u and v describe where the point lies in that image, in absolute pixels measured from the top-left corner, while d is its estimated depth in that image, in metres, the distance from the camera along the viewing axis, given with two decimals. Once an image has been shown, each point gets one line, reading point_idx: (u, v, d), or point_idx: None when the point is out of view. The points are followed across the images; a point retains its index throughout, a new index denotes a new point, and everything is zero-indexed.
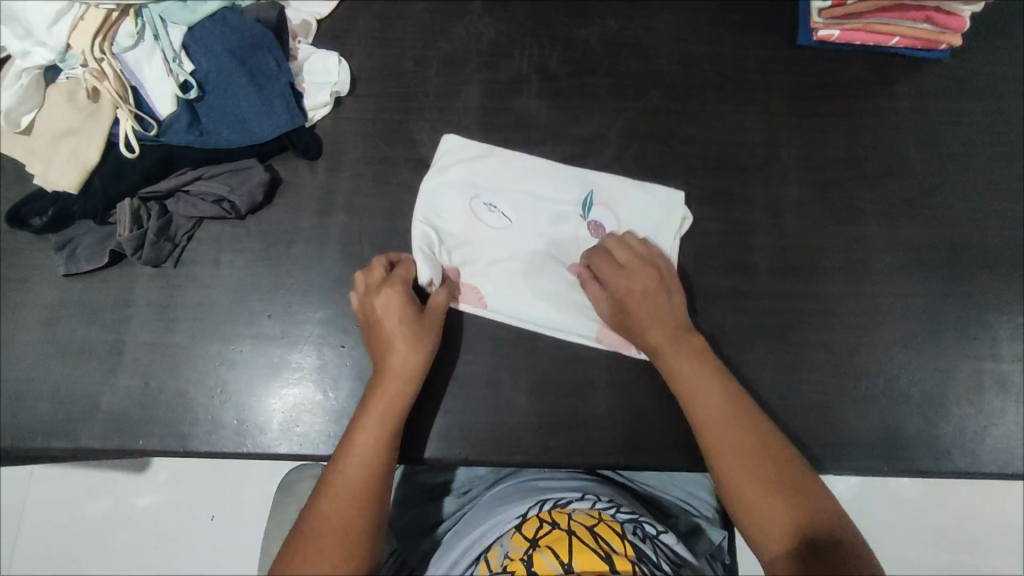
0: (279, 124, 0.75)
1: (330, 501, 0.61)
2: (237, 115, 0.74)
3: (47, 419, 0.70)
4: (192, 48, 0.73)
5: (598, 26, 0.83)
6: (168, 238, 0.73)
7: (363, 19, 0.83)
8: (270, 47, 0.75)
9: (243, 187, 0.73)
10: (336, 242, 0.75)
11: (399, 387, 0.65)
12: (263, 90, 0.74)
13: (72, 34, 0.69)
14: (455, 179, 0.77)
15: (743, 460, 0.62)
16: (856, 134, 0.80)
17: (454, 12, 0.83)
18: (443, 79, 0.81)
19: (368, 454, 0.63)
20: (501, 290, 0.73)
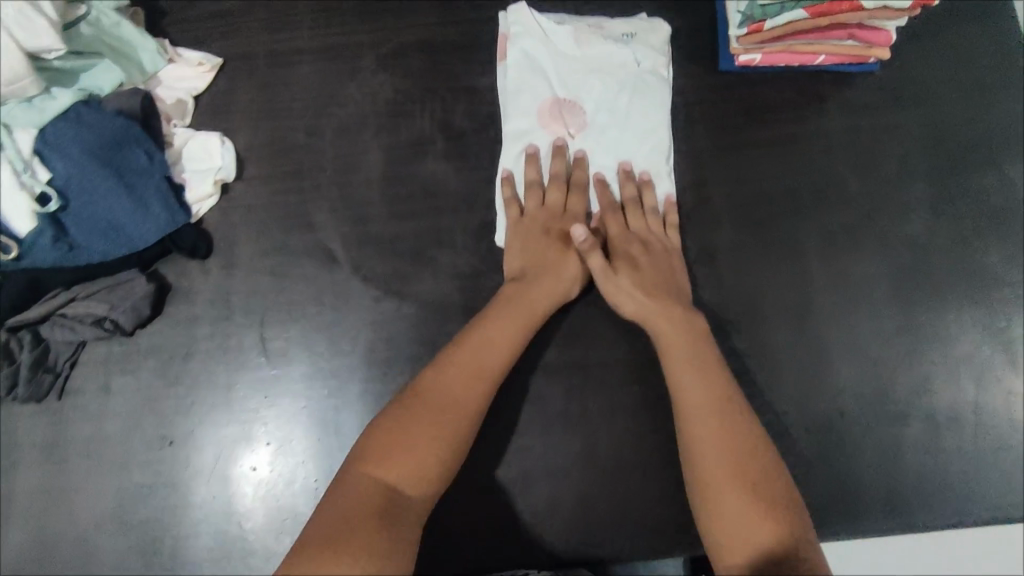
0: (160, 225, 0.67)
1: (416, 407, 0.56)
2: (110, 221, 0.66)
3: None
4: (45, 152, 0.65)
5: None
6: (46, 369, 0.66)
7: (244, 91, 0.75)
8: (138, 139, 0.67)
9: (126, 303, 0.66)
10: (239, 350, 0.69)
11: (500, 323, 0.63)
12: (137, 191, 0.67)
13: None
14: (631, 75, 0.74)
15: (727, 466, 0.55)
16: (789, 165, 0.75)
17: (345, 71, 0.76)
18: (339, 148, 0.73)
19: (459, 371, 0.59)
20: (523, 80, 0.73)
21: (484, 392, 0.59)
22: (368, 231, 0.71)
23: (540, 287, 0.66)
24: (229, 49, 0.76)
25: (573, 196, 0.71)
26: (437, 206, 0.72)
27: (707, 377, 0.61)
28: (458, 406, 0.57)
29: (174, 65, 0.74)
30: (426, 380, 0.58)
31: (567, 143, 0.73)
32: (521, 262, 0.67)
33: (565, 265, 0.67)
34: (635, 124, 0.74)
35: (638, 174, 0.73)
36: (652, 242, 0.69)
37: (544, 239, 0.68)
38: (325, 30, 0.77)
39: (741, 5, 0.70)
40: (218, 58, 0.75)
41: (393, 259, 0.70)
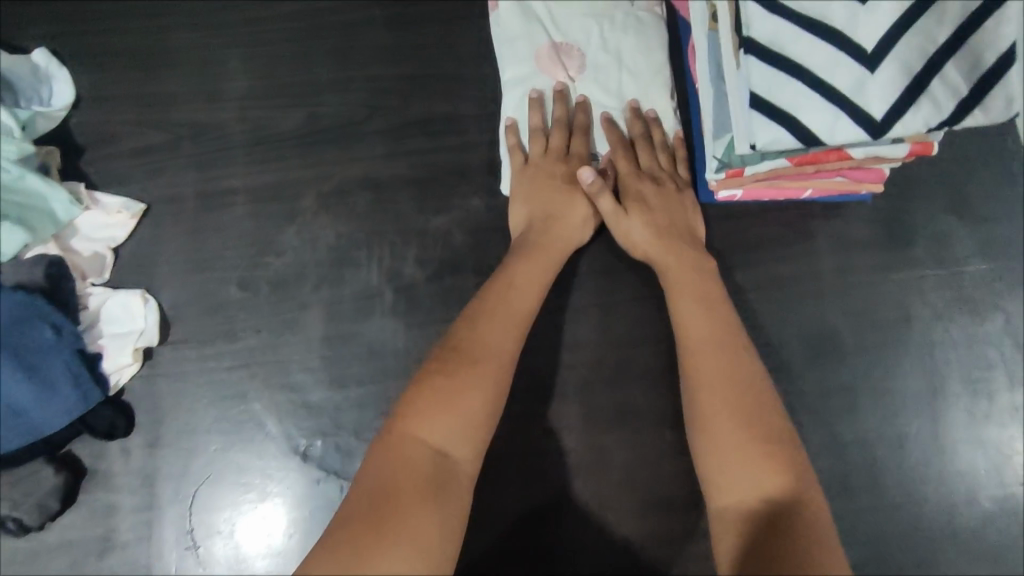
0: (68, 411, 0.60)
1: (453, 357, 0.54)
2: (7, 407, 0.58)
3: None
4: None
5: (459, 209, 0.70)
6: None
7: (172, 240, 0.68)
8: (42, 312, 0.60)
9: (30, 500, 0.59)
10: (160, 543, 0.61)
11: (529, 270, 0.62)
12: (41, 372, 0.59)
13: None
14: (625, 17, 0.73)
15: (731, 413, 0.53)
16: (774, 309, 0.69)
17: (283, 213, 0.69)
18: (276, 306, 0.66)
19: (493, 319, 0.58)
20: (517, 33, 0.72)
21: (516, 341, 0.58)
22: (307, 403, 0.64)
23: (554, 233, 0.65)
24: (156, 192, 0.70)
25: (582, 138, 0.69)
26: (384, 369, 0.65)
27: (714, 324, 0.59)
28: (492, 358, 0.55)
29: (91, 213, 0.67)
30: (467, 333, 0.56)
31: (567, 86, 0.71)
32: (528, 211, 0.66)
33: (578, 206, 0.66)
34: (634, 64, 0.72)
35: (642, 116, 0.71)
36: (664, 180, 0.68)
37: (554, 181, 0.67)
38: (263, 168, 0.71)
39: (718, 148, 0.61)
40: (141, 201, 0.69)
41: (335, 435, 0.63)
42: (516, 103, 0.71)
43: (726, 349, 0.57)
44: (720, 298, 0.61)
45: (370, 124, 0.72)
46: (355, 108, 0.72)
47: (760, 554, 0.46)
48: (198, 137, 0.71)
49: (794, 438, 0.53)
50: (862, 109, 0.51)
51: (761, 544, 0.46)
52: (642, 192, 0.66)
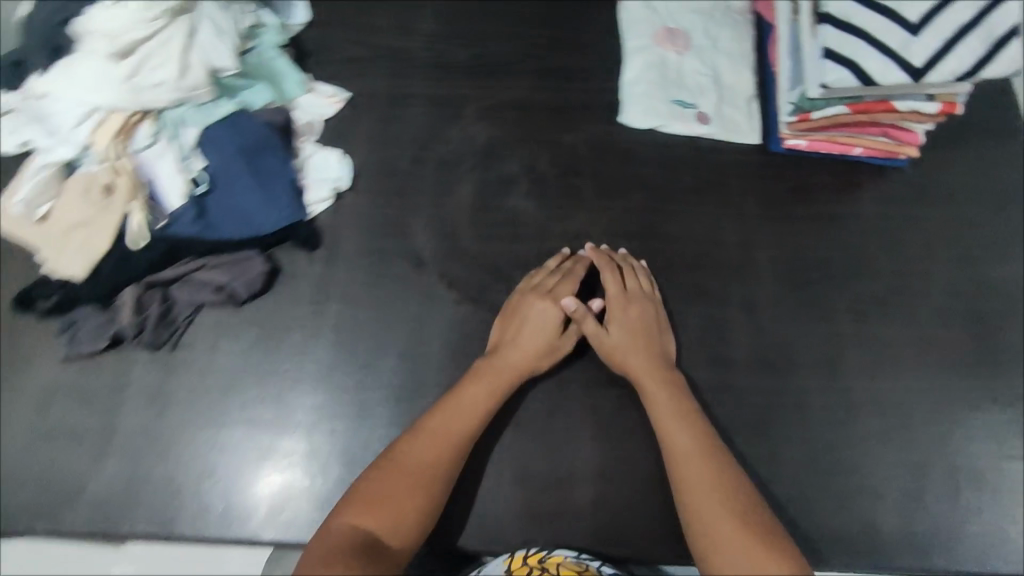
0: (283, 217, 0.79)
1: (384, 468, 0.65)
2: (242, 209, 0.78)
3: (34, 503, 0.71)
4: (204, 146, 0.79)
5: (584, 131, 0.91)
6: (168, 324, 0.76)
7: (366, 121, 0.89)
8: (276, 147, 0.81)
9: (244, 277, 0.77)
10: (330, 330, 0.78)
11: (474, 393, 0.71)
12: (268, 188, 0.79)
13: (94, 136, 0.75)
14: (723, 17, 0.97)
15: (718, 512, 0.61)
16: (825, 236, 0.86)
17: (450, 116, 0.90)
18: (439, 177, 0.86)
19: (432, 436, 0.67)
20: (640, 17, 0.96)
21: (460, 449, 0.68)
22: (456, 248, 0.82)
23: (524, 353, 0.74)
24: (357, 88, 0.91)
25: (563, 279, 0.79)
26: (516, 233, 0.84)
27: (691, 438, 0.67)
28: (425, 469, 0.65)
29: (310, 95, 0.88)
30: (400, 447, 0.66)
31: (675, 57, 0.94)
32: (515, 332, 0.75)
33: (558, 335, 0.76)
34: (727, 48, 0.95)
35: (730, 88, 0.93)
36: (633, 307, 0.78)
37: (527, 322, 0.76)
38: (438, 83, 0.92)
39: (793, 97, 0.82)
40: (347, 93, 0.90)
41: (474, 274, 0.81)
42: (635, 65, 0.93)
43: (702, 457, 0.66)
44: (694, 414, 0.70)
45: (522, 66, 0.94)
46: (512, 52, 0.95)
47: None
48: (392, 56, 0.94)
49: (769, 525, 0.60)
50: (906, 60, 0.71)
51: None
52: (623, 323, 0.76)
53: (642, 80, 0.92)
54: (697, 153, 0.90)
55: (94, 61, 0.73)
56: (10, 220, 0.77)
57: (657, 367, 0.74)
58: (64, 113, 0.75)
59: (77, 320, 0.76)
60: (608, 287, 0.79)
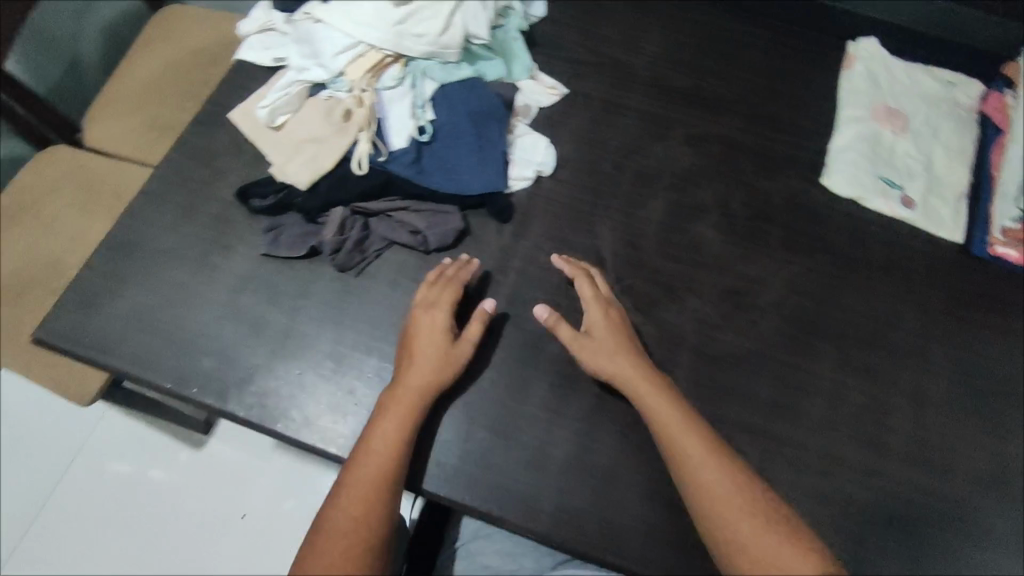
0: (488, 184, 0.82)
1: (319, 541, 0.63)
2: (455, 165, 0.82)
3: (205, 373, 0.73)
4: (438, 101, 0.84)
5: (782, 182, 0.91)
6: (360, 251, 0.80)
7: (577, 119, 0.93)
8: (499, 119, 0.85)
9: (439, 228, 0.81)
10: (504, 299, 0.80)
11: (385, 430, 0.67)
12: (483, 153, 0.83)
13: (349, 67, 0.82)
14: (947, 110, 0.95)
15: (733, 516, 0.64)
16: (1007, 352, 0.83)
17: (656, 135, 0.93)
18: (634, 188, 0.89)
19: (356, 492, 0.64)
20: (860, 88, 0.96)
21: (382, 477, 0.65)
22: (637, 258, 0.84)
23: (424, 371, 0.71)
24: (575, 87, 0.96)
25: (436, 291, 0.75)
26: (696, 260, 0.85)
27: (692, 450, 0.67)
28: (359, 526, 0.63)
29: (534, 81, 0.93)
30: (330, 513, 0.64)
31: (891, 135, 0.93)
32: (424, 360, 0.71)
33: (427, 346, 0.72)
34: (945, 141, 0.93)
35: (942, 180, 0.91)
36: (608, 313, 0.76)
37: (417, 346, 0.72)
38: (651, 104, 0.96)
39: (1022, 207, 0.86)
40: (566, 89, 0.94)
41: (648, 287, 0.83)
42: (846, 132, 0.93)
43: (711, 466, 0.66)
44: (691, 416, 0.70)
45: (733, 106, 0.96)
46: (726, 92, 0.97)
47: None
48: (613, 67, 0.98)
49: (777, 514, 0.64)
50: None
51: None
52: (598, 335, 0.74)
53: (848, 147, 0.92)
54: (892, 233, 0.88)
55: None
56: (254, 122, 0.85)
57: (642, 369, 0.72)
58: (329, 40, 0.82)
59: (282, 224, 0.81)
60: (587, 299, 0.76)
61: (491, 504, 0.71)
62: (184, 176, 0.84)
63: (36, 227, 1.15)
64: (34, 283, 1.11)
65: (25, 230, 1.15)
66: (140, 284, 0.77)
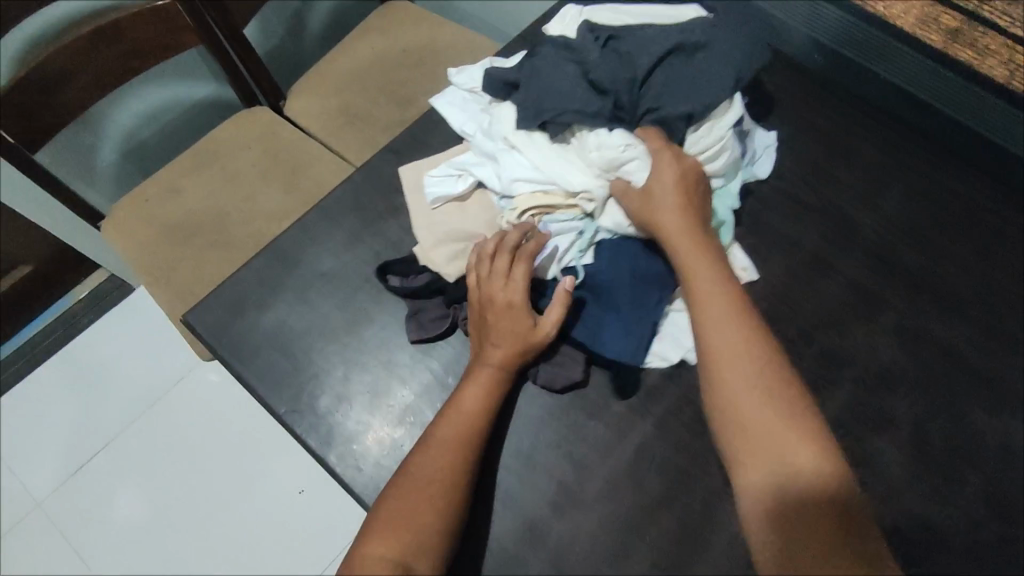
0: (620, 354, 0.72)
1: (400, 484, 0.65)
2: (591, 325, 0.74)
3: (318, 414, 0.73)
4: (601, 250, 0.77)
5: (1001, 422, 0.74)
6: None
7: (774, 266, 0.82)
8: (660, 287, 0.75)
9: (560, 371, 0.74)
10: (632, 446, 0.72)
11: (472, 392, 0.69)
12: (629, 320, 0.73)
13: (522, 191, 0.77)
14: None
15: (748, 392, 0.66)
16: None
17: (861, 311, 0.80)
18: (815, 368, 0.77)
19: (435, 451, 0.66)
20: None
21: (463, 440, 0.67)
22: None
23: (506, 337, 0.70)
24: (782, 228, 0.85)
25: (505, 263, 0.71)
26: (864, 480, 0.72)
27: (721, 317, 0.69)
28: (435, 483, 0.64)
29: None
30: (408, 466, 0.66)
31: None
32: (502, 334, 0.70)
33: (511, 315, 0.70)
34: None
35: None
36: (682, 182, 0.74)
37: (499, 314, 0.71)
38: (867, 271, 0.82)
39: None
40: (765, 251, 0.83)
41: None
42: None
43: (740, 349, 0.68)
44: (732, 289, 0.71)
45: (970, 308, 0.80)
46: (968, 287, 0.81)
47: (855, 550, 0.59)
48: (834, 214, 0.85)
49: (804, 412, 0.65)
50: None
51: (835, 529, 0.59)
52: (663, 200, 0.73)
53: None
54: None
55: (574, 158, 0.76)
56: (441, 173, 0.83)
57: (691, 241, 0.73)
58: (514, 162, 0.77)
59: (423, 306, 0.77)
60: (665, 154, 0.74)
61: None
62: (361, 202, 0.84)
63: (220, 175, 1.22)
64: (202, 227, 1.18)
65: (210, 176, 1.22)
66: (291, 300, 0.79)
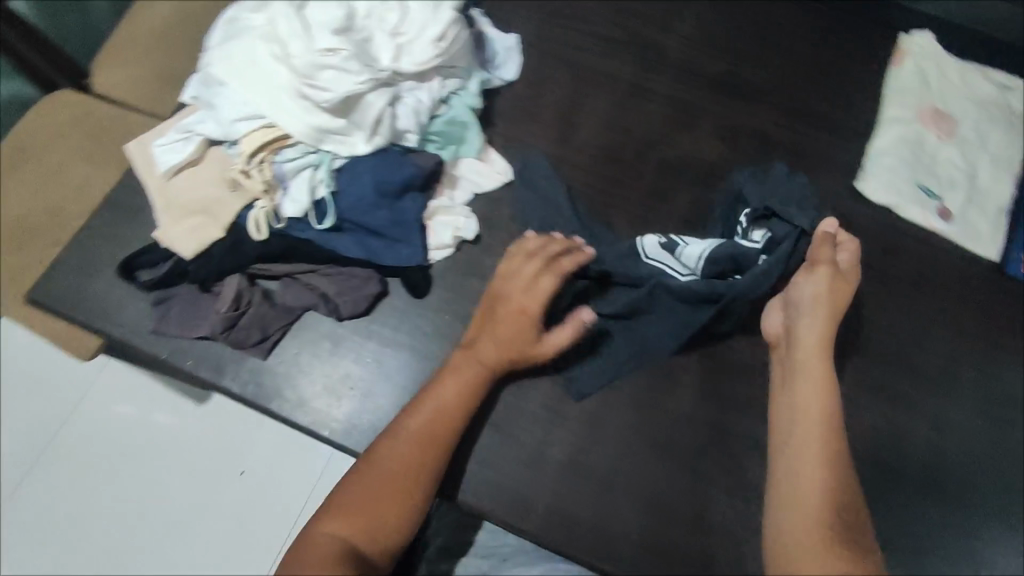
0: (402, 260, 0.74)
1: (367, 470, 0.62)
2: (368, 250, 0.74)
3: (200, 348, 0.72)
4: (344, 172, 0.73)
5: (815, 184, 0.86)
6: (261, 329, 0.72)
7: (602, 100, 0.89)
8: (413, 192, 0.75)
9: (351, 294, 0.74)
10: None
11: (449, 387, 0.67)
12: (399, 238, 0.74)
13: (244, 135, 0.71)
14: (997, 123, 0.90)
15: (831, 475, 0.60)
16: None
17: (685, 122, 0.88)
18: (657, 180, 0.85)
19: (415, 439, 0.64)
20: (906, 93, 0.90)
21: (446, 435, 0.65)
22: None
23: (504, 333, 0.68)
24: (602, 66, 0.91)
25: (532, 271, 0.70)
26: None
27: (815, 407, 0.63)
28: (402, 471, 0.62)
29: (480, 164, 0.81)
30: (381, 451, 0.63)
31: (932, 140, 0.89)
32: (506, 334, 0.68)
33: (523, 325, 0.68)
34: (991, 150, 0.89)
35: (983, 197, 0.87)
36: (842, 279, 0.69)
37: (523, 318, 0.69)
38: (682, 87, 0.90)
39: None
40: (593, 92, 0.89)
41: None
42: (882, 151, 0.88)
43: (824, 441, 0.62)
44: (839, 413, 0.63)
45: (771, 97, 0.90)
46: (765, 79, 0.91)
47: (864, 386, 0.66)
48: (644, 44, 0.92)
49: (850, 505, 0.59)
50: None
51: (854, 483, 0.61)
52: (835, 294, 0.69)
53: (874, 179, 0.86)
54: (925, 247, 0.84)
55: (280, 67, 0.70)
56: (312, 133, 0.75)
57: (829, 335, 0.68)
58: (226, 98, 0.71)
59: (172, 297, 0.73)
60: (824, 243, 0.71)
61: (479, 499, 0.69)
62: None
63: (39, 170, 1.12)
64: (40, 228, 1.09)
65: (29, 173, 1.12)
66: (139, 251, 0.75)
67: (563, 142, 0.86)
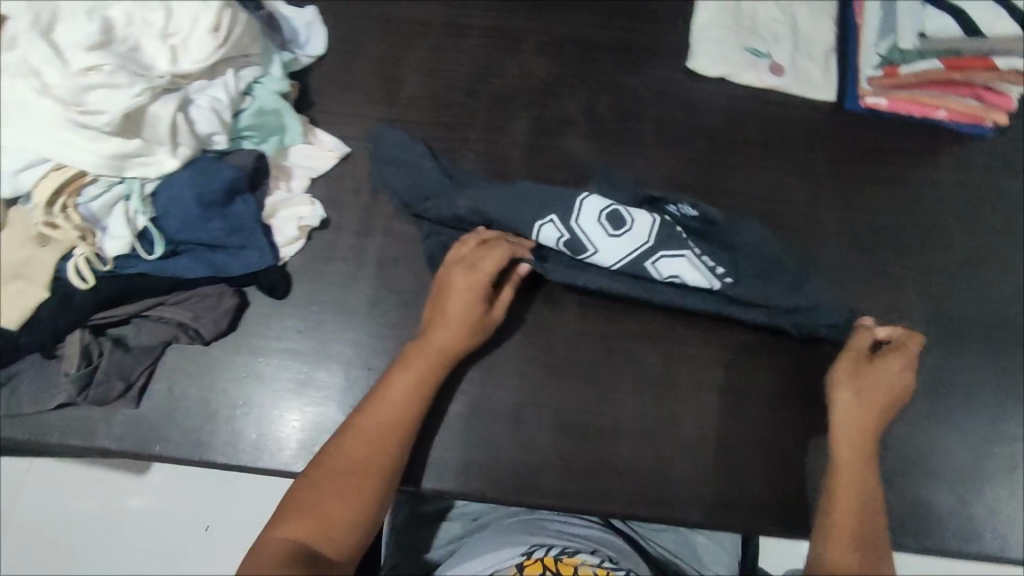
0: (249, 265, 0.70)
1: (321, 470, 0.60)
2: (211, 266, 0.70)
3: (67, 417, 0.69)
4: (159, 193, 0.69)
5: (648, 75, 0.86)
6: (121, 378, 0.68)
7: (419, 48, 0.85)
8: (241, 193, 0.71)
9: (208, 314, 0.70)
10: (373, 261, 0.75)
11: (401, 380, 0.64)
12: (239, 244, 0.70)
13: (35, 184, 0.65)
14: None
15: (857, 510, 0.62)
16: (892, 200, 0.82)
17: (507, 48, 0.86)
18: (493, 113, 0.83)
19: (368, 436, 0.61)
20: None
21: (400, 426, 0.63)
22: None
23: (451, 317, 0.67)
24: (410, 14, 0.87)
25: (474, 250, 0.69)
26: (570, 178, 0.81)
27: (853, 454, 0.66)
28: (363, 464, 0.60)
29: (309, 146, 0.78)
30: (334, 446, 0.61)
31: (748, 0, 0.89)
32: (451, 316, 0.66)
33: (463, 304, 0.67)
34: None
35: (808, 43, 0.88)
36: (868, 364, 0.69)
37: (452, 294, 0.67)
38: (495, 14, 0.87)
39: (881, 49, 0.84)
40: (408, 43, 0.86)
41: None
42: (703, 24, 0.87)
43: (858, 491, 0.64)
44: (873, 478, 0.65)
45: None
46: None
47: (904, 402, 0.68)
48: None
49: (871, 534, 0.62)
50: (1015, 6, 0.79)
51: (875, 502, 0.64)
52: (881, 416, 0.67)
53: (703, 54, 0.86)
54: (766, 106, 0.85)
55: (44, 101, 0.64)
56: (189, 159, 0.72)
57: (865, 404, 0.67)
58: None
59: (18, 371, 0.69)
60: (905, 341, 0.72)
61: None
62: None
63: None
64: None
65: None
66: None
67: (389, 101, 0.83)
